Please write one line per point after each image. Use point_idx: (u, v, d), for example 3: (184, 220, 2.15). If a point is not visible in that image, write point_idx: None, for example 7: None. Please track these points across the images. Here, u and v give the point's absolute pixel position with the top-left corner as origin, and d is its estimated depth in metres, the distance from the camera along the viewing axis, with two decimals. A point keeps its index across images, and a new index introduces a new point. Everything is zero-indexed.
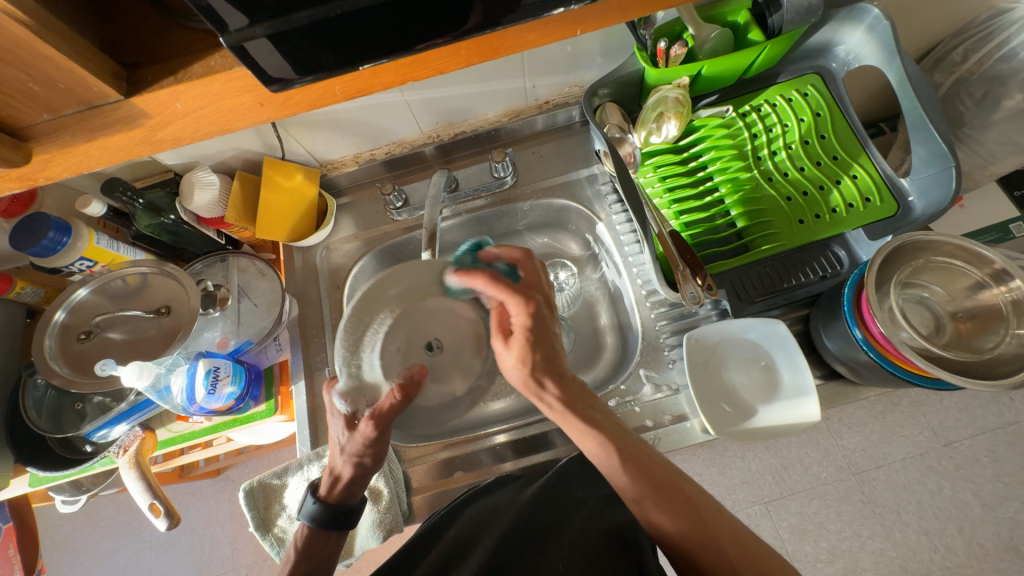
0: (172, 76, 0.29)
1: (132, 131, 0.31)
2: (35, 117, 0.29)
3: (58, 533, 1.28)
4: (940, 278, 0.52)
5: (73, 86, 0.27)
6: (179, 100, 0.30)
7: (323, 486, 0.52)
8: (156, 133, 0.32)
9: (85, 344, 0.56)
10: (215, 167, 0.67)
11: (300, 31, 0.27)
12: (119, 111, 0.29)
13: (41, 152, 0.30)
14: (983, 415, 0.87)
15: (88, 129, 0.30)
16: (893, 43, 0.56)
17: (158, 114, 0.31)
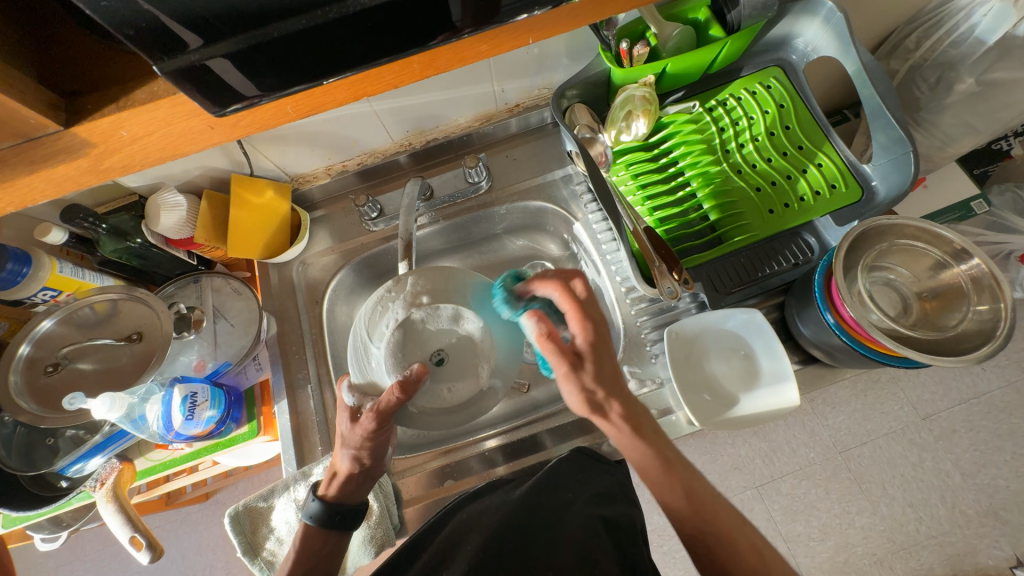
0: (116, 103, 0.29)
1: (78, 161, 0.30)
2: None
3: (40, 572, 1.23)
4: (904, 259, 0.54)
5: (8, 119, 0.26)
6: (125, 127, 0.29)
7: (325, 485, 0.54)
8: (102, 162, 0.31)
9: (53, 377, 0.54)
10: (181, 187, 0.65)
11: (238, 55, 0.26)
12: (61, 141, 0.29)
13: None
14: (958, 387, 0.90)
15: (26, 162, 0.28)
16: (847, 34, 0.58)
17: (103, 143, 0.30)
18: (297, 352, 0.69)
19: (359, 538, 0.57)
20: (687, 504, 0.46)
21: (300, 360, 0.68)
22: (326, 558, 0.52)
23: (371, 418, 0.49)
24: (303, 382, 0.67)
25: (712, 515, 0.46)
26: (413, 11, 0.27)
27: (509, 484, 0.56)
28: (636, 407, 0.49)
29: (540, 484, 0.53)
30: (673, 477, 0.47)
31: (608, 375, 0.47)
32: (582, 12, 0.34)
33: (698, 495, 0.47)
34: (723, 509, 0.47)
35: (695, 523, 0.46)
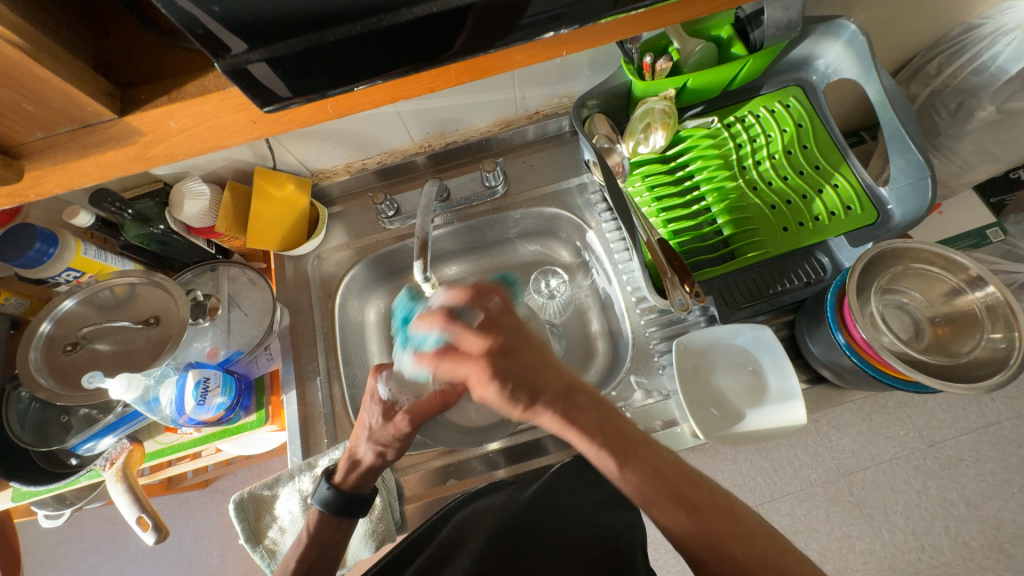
0: (166, 95, 0.30)
1: (125, 148, 0.31)
2: (28, 135, 0.29)
3: (40, 549, 1.25)
4: (919, 284, 0.54)
5: (66, 105, 0.28)
6: (172, 119, 0.30)
7: (340, 473, 0.54)
8: (149, 150, 0.32)
9: (71, 356, 0.55)
10: (205, 177, 0.67)
11: (293, 57, 0.27)
12: (112, 128, 0.30)
13: (33, 169, 0.30)
14: (966, 416, 0.90)
15: (80, 146, 0.30)
16: (870, 58, 0.58)
17: (151, 133, 0.31)
18: (308, 345, 0.70)
19: (360, 531, 0.58)
20: (626, 473, 0.43)
21: (310, 353, 0.69)
22: (335, 544, 0.53)
23: (407, 418, 0.52)
24: (312, 374, 0.68)
25: (658, 485, 0.42)
26: (454, 21, 0.28)
27: (512, 486, 0.56)
28: (555, 384, 0.46)
29: (544, 486, 0.53)
30: (604, 446, 0.43)
31: (520, 374, 0.45)
32: (614, 26, 0.35)
33: (633, 453, 0.43)
34: (666, 475, 0.43)
35: (638, 491, 0.42)
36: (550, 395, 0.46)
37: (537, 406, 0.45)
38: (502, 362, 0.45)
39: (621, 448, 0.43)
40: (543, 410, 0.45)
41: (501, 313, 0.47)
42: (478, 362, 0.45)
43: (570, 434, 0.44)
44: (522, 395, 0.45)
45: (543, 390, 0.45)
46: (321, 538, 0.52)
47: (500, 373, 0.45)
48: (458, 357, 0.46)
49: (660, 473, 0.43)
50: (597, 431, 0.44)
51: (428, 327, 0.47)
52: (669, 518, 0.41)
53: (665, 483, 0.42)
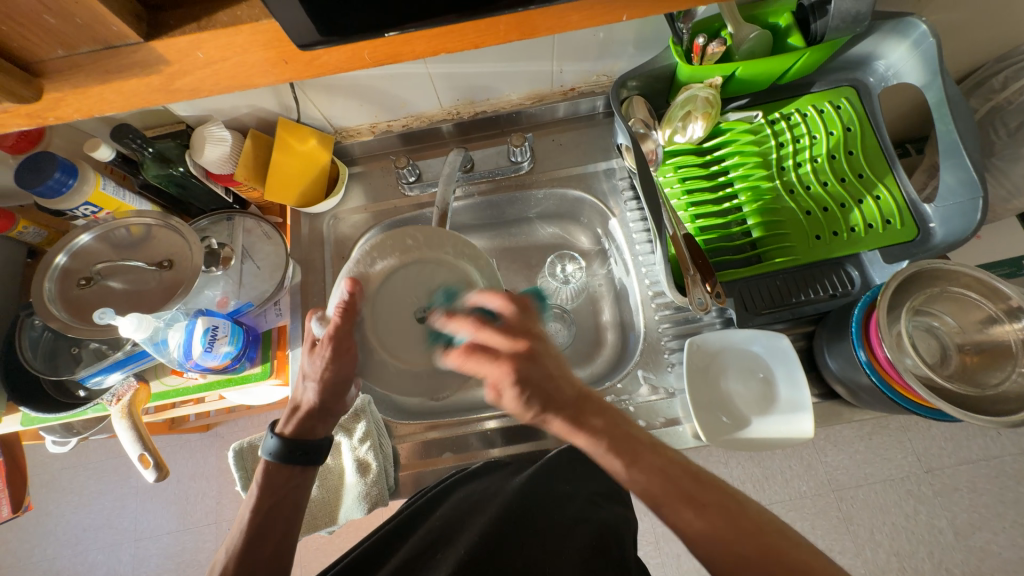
0: (194, 22, 0.28)
1: (150, 76, 0.30)
2: (49, 53, 0.28)
3: (46, 471, 1.30)
4: (952, 308, 0.51)
5: (90, 23, 0.26)
6: (200, 49, 0.29)
7: (283, 422, 0.54)
8: (174, 82, 0.31)
9: (84, 291, 0.55)
10: (227, 123, 0.65)
11: None
12: (137, 54, 0.28)
13: (53, 89, 0.29)
14: (968, 447, 0.89)
15: (104, 70, 0.29)
16: (937, 63, 0.54)
17: (178, 62, 0.30)
18: (317, 304, 0.70)
19: (354, 492, 0.58)
20: (633, 473, 0.43)
21: (319, 312, 0.69)
22: (291, 491, 0.51)
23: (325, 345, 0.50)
24: None
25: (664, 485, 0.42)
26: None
27: (510, 468, 0.56)
28: (568, 394, 0.46)
29: (543, 471, 0.53)
30: (610, 451, 0.44)
31: (540, 382, 0.45)
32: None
33: (624, 444, 0.44)
34: (674, 476, 0.42)
35: (646, 489, 0.42)
36: (562, 405, 0.46)
37: (553, 416, 0.46)
38: (534, 371, 0.45)
39: (625, 446, 0.44)
40: (555, 423, 0.46)
41: (531, 325, 0.47)
42: (508, 369, 0.44)
43: (578, 439, 0.45)
44: (536, 403, 0.45)
45: (554, 401, 0.45)
46: (278, 485, 0.51)
47: (526, 377, 0.45)
48: (484, 359, 0.45)
49: (665, 471, 0.43)
50: (604, 435, 0.45)
51: (459, 329, 0.46)
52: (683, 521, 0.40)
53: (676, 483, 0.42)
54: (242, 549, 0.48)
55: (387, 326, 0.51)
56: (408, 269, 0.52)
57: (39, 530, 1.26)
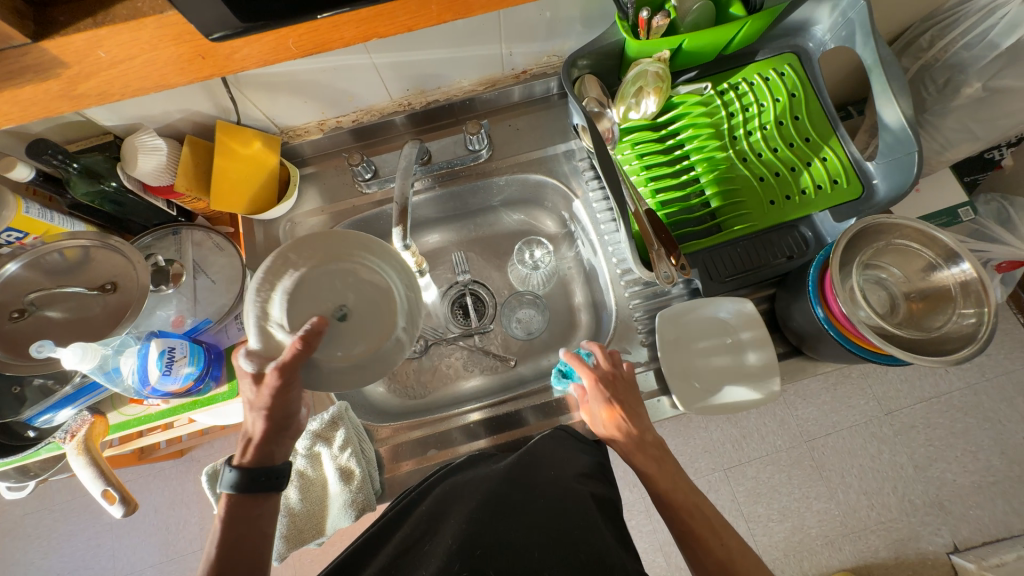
0: (89, 18, 0.27)
1: (49, 81, 0.29)
2: None
3: (7, 520, 1.22)
4: (898, 260, 0.54)
5: None
6: (100, 47, 0.28)
7: (240, 454, 0.50)
8: (76, 85, 0.30)
9: (18, 324, 0.51)
10: (161, 131, 0.61)
11: None
12: (26, 57, 0.27)
13: None
14: (921, 386, 0.96)
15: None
16: (869, 25, 0.56)
17: (78, 63, 0.29)
18: None
19: (339, 502, 0.56)
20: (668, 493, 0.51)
21: None
22: (257, 521, 0.48)
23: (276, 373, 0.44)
24: None
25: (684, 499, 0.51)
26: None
27: (494, 457, 0.56)
28: (644, 421, 0.54)
29: (527, 458, 0.53)
30: (658, 478, 0.52)
31: (631, 396, 0.55)
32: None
33: (645, 448, 0.52)
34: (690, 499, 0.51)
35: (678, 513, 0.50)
36: (641, 428, 0.53)
37: (630, 428, 0.53)
38: (628, 385, 0.55)
39: (676, 477, 0.52)
40: (629, 436, 0.53)
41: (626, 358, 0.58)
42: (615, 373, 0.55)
43: (637, 457, 0.52)
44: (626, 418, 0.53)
45: (636, 412, 0.54)
46: (240, 521, 0.48)
47: (622, 388, 0.55)
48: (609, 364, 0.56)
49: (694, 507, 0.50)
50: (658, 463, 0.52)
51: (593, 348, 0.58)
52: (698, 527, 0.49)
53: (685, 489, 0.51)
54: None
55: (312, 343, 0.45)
56: (307, 280, 0.45)
57: None
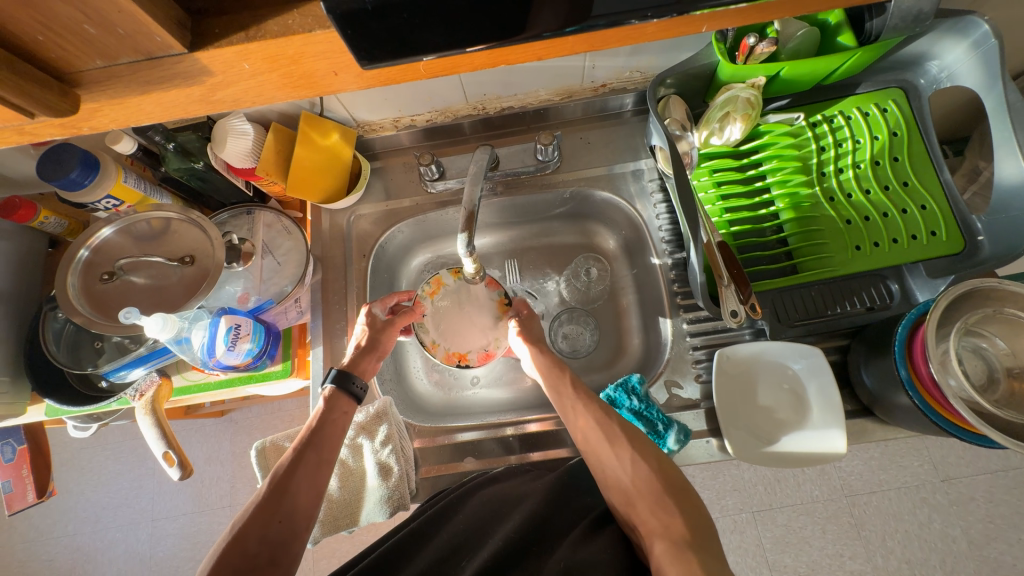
0: (242, 32, 0.25)
1: (191, 87, 0.28)
2: (86, 63, 0.25)
3: (67, 451, 1.33)
4: (1005, 331, 0.49)
5: (133, 34, 0.23)
6: (247, 60, 0.26)
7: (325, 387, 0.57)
8: (215, 92, 0.29)
9: (106, 285, 0.54)
10: (250, 116, 0.64)
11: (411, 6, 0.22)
12: (180, 64, 0.26)
13: (90, 100, 0.27)
14: (988, 457, 0.87)
15: (143, 81, 0.26)
16: (998, 66, 0.51)
17: (222, 73, 0.27)
18: (337, 303, 0.69)
19: (375, 496, 0.57)
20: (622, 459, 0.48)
21: (339, 311, 0.69)
22: (283, 514, 0.48)
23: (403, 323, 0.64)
24: (339, 332, 0.68)
25: (599, 433, 0.50)
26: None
27: (531, 472, 0.56)
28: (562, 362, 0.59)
29: (567, 480, 0.52)
30: (610, 439, 0.49)
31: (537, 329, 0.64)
32: (739, 17, 0.29)
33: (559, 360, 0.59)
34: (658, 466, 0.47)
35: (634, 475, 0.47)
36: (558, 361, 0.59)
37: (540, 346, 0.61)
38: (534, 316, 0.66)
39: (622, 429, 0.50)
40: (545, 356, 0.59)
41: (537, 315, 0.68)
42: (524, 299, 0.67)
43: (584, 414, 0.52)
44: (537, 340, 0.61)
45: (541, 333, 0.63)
46: (265, 521, 0.47)
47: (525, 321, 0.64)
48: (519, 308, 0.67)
49: (650, 461, 0.48)
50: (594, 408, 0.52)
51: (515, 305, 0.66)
52: (608, 462, 0.49)
53: (602, 428, 0.50)
54: (254, 517, 0.47)
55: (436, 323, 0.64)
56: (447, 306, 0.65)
57: (60, 508, 1.30)
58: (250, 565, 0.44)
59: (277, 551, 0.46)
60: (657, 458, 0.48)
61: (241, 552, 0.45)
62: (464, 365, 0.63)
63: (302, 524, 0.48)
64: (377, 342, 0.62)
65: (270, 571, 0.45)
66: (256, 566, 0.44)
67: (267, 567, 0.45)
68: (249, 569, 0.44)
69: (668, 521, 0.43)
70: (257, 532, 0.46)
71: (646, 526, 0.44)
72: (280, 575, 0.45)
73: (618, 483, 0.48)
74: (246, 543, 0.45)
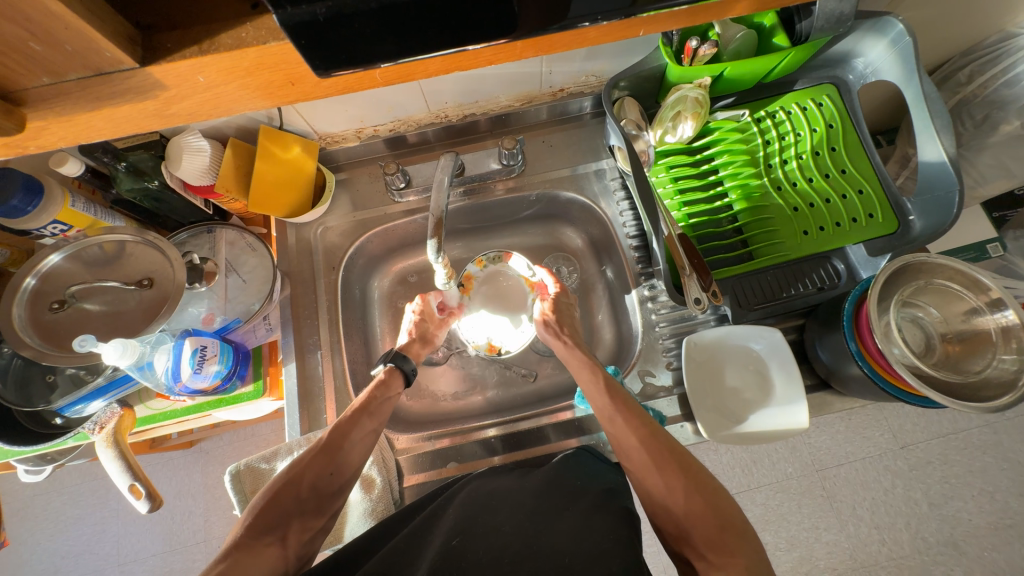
0: (195, 45, 0.25)
1: (145, 102, 0.27)
2: (32, 81, 0.25)
3: (18, 499, 1.23)
4: (937, 300, 0.53)
5: (81, 50, 0.23)
6: (201, 73, 0.26)
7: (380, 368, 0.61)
8: (170, 107, 0.28)
9: (58, 314, 0.51)
10: (206, 132, 0.63)
11: (366, 17, 0.23)
12: (132, 79, 0.25)
13: (37, 119, 0.26)
14: (939, 422, 0.94)
15: (94, 97, 0.26)
16: (913, 61, 0.56)
17: (176, 87, 0.27)
18: (309, 317, 0.68)
19: (358, 509, 0.57)
20: (674, 489, 0.47)
21: (311, 326, 0.67)
22: (330, 473, 0.51)
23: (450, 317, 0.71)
24: (313, 347, 0.66)
25: (646, 458, 0.49)
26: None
27: (515, 471, 0.56)
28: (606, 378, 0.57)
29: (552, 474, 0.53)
30: (661, 466, 0.48)
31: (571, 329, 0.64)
32: (679, 20, 0.31)
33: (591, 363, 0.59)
34: (711, 498, 0.46)
35: (687, 507, 0.46)
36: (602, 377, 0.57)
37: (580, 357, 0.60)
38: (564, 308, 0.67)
39: (673, 452, 0.49)
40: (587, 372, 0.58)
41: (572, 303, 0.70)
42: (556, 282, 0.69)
43: (633, 437, 0.51)
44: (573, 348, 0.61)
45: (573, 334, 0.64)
46: (316, 469, 0.51)
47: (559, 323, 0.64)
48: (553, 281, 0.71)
49: (702, 489, 0.46)
50: (644, 431, 0.51)
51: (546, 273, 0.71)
52: (656, 487, 0.48)
53: (649, 451, 0.50)
54: (311, 462, 0.50)
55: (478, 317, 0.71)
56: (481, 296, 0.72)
57: (13, 562, 1.20)
58: (300, 508, 0.49)
59: (323, 501, 0.51)
60: (709, 488, 0.47)
61: (294, 494, 0.49)
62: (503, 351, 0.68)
63: (348, 479, 0.53)
64: (428, 333, 0.69)
65: (317, 515, 0.50)
66: (303, 510, 0.49)
67: (313, 513, 0.50)
68: (298, 513, 0.48)
69: (727, 556, 0.41)
70: (312, 477, 0.50)
71: (704, 562, 0.42)
72: (322, 521, 0.50)
73: (668, 512, 0.47)
74: (301, 484, 0.49)
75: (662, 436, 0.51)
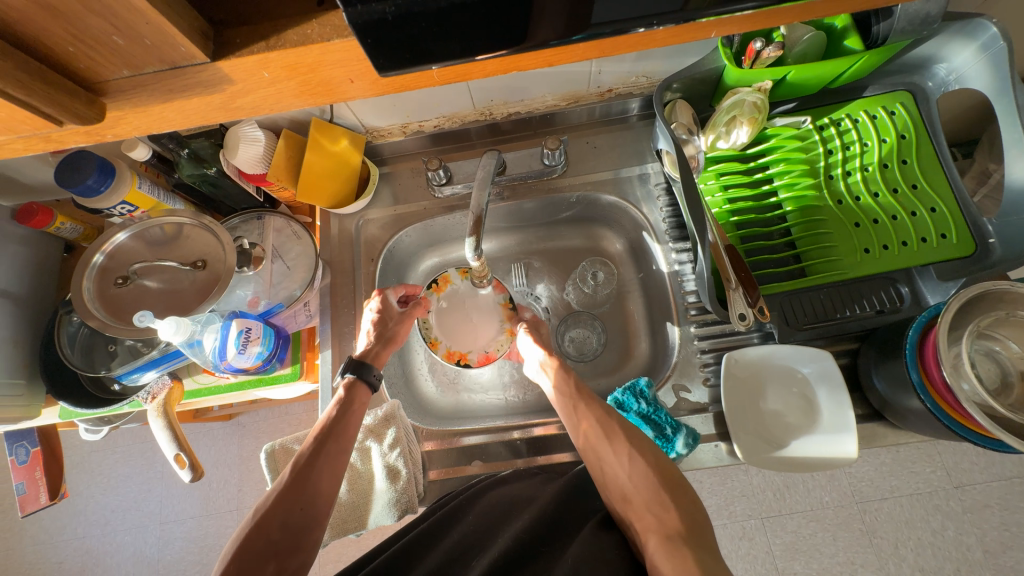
0: (262, 41, 0.26)
1: (212, 95, 0.28)
2: (113, 73, 0.26)
3: (78, 454, 1.34)
4: (1019, 334, 0.48)
5: (159, 44, 0.24)
6: (267, 69, 0.27)
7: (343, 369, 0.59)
8: (235, 100, 0.29)
9: (121, 290, 0.55)
10: (262, 123, 0.65)
11: (429, 18, 0.22)
12: (203, 73, 0.26)
13: (115, 108, 0.28)
14: (1002, 464, 0.86)
15: (167, 89, 0.27)
16: (1007, 68, 0.51)
17: (242, 81, 0.28)
18: (346, 307, 0.70)
19: (384, 499, 0.58)
20: (621, 459, 0.49)
21: (347, 315, 0.69)
22: (304, 506, 0.48)
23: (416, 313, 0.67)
24: (348, 336, 0.68)
25: (597, 427, 0.52)
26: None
27: (538, 477, 0.56)
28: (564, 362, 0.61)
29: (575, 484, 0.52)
30: (609, 436, 0.51)
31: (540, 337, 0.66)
32: (748, 22, 0.29)
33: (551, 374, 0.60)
34: (657, 463, 0.48)
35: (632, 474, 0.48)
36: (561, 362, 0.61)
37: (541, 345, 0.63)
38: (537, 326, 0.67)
39: (620, 424, 0.52)
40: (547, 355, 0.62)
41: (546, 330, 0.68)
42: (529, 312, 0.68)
43: (589, 412, 0.54)
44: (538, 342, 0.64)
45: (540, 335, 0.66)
46: (286, 502, 0.48)
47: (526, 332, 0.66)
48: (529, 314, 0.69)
49: (648, 457, 0.49)
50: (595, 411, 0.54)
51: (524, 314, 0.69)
52: (608, 458, 0.50)
53: (601, 425, 0.52)
54: (279, 502, 0.47)
55: (447, 321, 0.69)
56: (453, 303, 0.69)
57: (70, 510, 1.31)
58: (274, 549, 0.45)
59: (298, 537, 0.47)
60: (654, 457, 0.49)
61: (265, 536, 0.45)
62: (463, 364, 0.67)
63: (323, 511, 0.49)
64: (388, 332, 0.64)
65: (294, 556, 0.45)
66: (278, 553, 0.45)
67: (290, 551, 0.45)
68: (271, 555, 0.44)
69: (663, 515, 0.44)
70: (284, 510, 0.47)
71: (641, 521, 0.45)
72: (302, 561, 0.46)
73: (616, 478, 0.49)
74: (271, 526, 0.46)
75: (613, 414, 0.54)
